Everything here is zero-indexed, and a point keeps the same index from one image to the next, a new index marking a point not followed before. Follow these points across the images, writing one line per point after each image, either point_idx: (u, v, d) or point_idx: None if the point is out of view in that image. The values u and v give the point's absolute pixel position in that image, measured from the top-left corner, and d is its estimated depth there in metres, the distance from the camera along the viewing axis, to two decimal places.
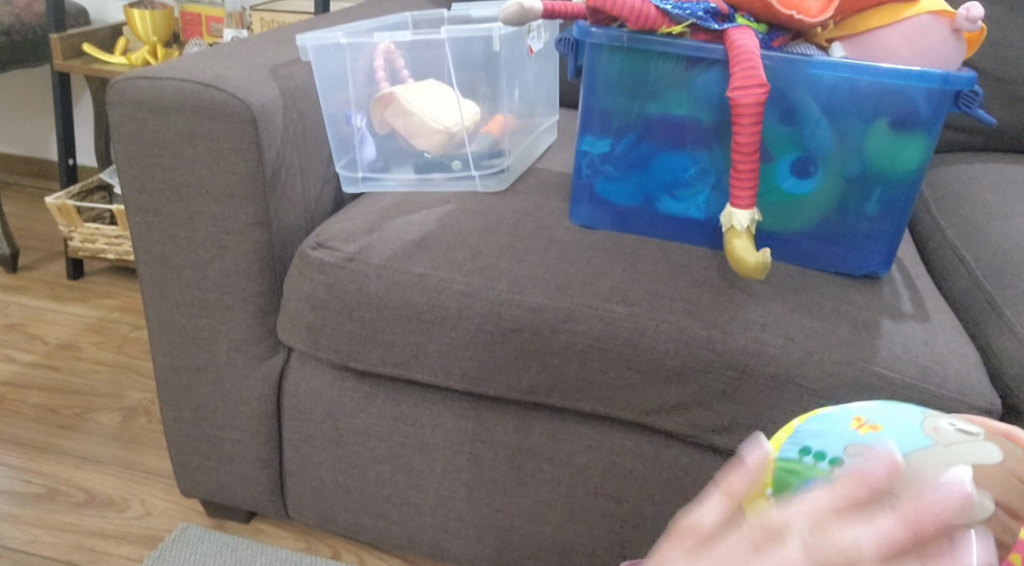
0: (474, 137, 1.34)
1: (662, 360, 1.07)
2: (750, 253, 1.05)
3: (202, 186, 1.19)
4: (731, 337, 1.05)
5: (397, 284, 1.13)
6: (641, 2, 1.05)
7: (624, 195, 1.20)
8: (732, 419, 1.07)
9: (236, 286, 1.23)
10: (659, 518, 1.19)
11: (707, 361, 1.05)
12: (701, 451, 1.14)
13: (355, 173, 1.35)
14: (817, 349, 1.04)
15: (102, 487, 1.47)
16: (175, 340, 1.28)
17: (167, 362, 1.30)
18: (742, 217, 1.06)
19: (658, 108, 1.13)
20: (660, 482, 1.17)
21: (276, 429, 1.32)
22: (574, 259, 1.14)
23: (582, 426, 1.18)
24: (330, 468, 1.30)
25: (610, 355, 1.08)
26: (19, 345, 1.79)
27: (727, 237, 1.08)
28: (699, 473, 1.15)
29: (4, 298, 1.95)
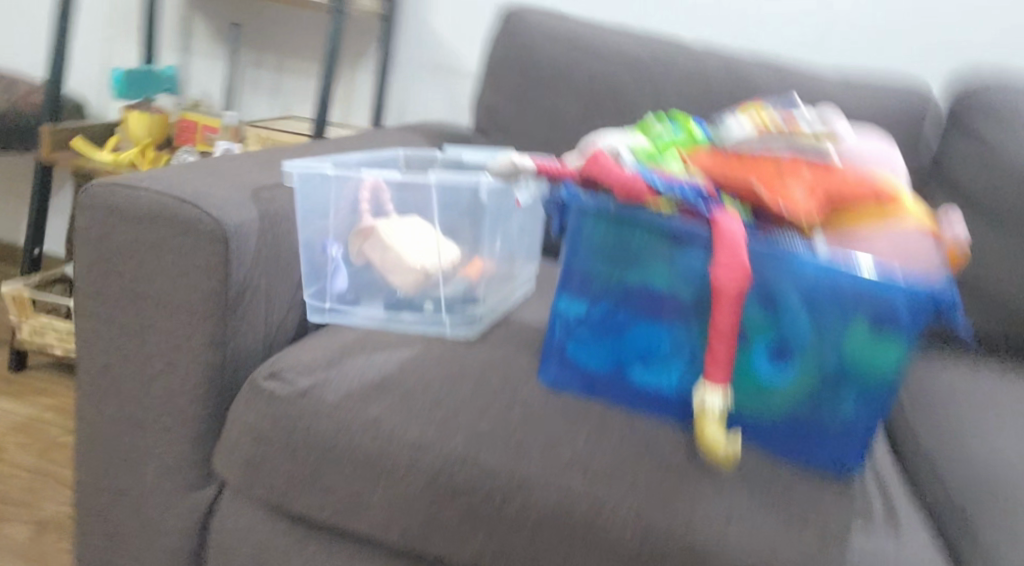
0: (450, 279, 1.30)
1: (619, 543, 1.01)
2: (721, 438, 1.02)
3: (161, 300, 1.15)
4: (692, 523, 1.01)
5: (348, 426, 1.07)
6: (632, 175, 1.07)
7: (597, 361, 1.15)
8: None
9: (178, 407, 1.16)
10: None
11: (664, 550, 1.00)
12: None
13: (323, 303, 1.31)
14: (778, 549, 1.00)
15: None
16: (104, 455, 1.21)
17: (94, 479, 1.23)
18: (716, 398, 1.03)
19: (638, 278, 1.11)
20: None
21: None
22: (537, 422, 1.08)
23: None
24: None
25: (564, 532, 1.03)
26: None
27: (699, 418, 1.04)
28: None
29: None
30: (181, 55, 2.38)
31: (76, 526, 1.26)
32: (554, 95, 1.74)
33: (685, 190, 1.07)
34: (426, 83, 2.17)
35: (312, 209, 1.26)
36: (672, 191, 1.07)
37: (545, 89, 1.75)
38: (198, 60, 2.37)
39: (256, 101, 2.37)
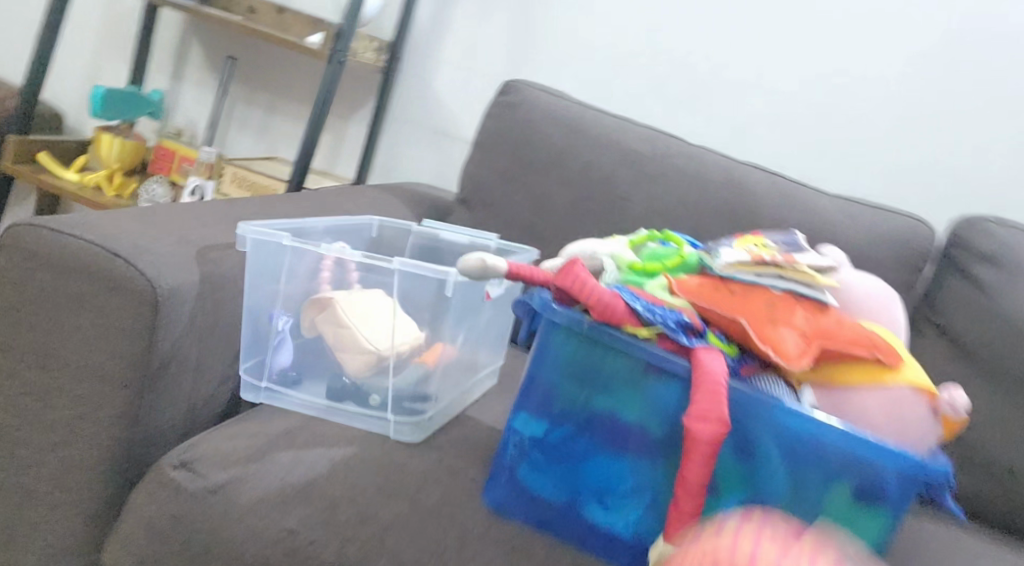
0: (402, 368, 1.18)
1: None
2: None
3: (72, 364, 1.06)
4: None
5: (257, 529, 0.97)
6: (613, 296, 0.97)
7: (551, 488, 1.03)
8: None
9: (75, 482, 1.07)
10: None
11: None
12: None
13: (259, 380, 1.19)
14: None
15: None
16: None
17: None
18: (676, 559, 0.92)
19: (606, 404, 1.01)
20: None
21: None
22: (474, 551, 0.97)
23: None
24: None
25: None
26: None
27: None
28: None
29: None
30: (170, 82, 2.29)
31: None
32: (546, 180, 1.66)
33: (670, 319, 0.98)
34: (419, 144, 2.08)
35: (263, 274, 1.16)
36: (655, 319, 0.98)
37: (538, 171, 1.66)
38: (186, 89, 2.28)
39: (240, 138, 2.28)
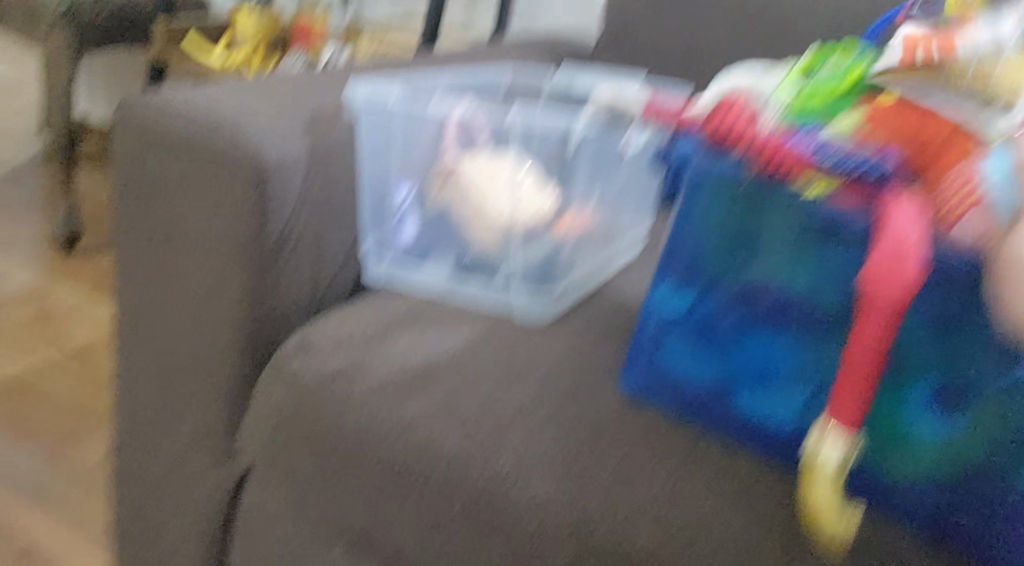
0: (533, 240, 1.07)
1: None
2: (825, 512, 0.78)
3: (191, 247, 1.01)
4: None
5: (375, 421, 0.91)
6: (778, 140, 0.83)
7: (700, 375, 0.92)
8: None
9: (209, 367, 1.04)
10: None
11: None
12: None
13: (383, 257, 1.12)
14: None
15: (54, 540, 1.40)
16: (139, 405, 1.12)
17: (132, 436, 1.14)
18: (833, 454, 0.78)
19: (762, 275, 0.86)
20: None
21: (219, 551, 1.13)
22: (607, 444, 0.88)
23: None
24: None
25: None
26: (49, 366, 1.77)
27: (807, 475, 0.80)
28: None
29: (56, 297, 1.98)
30: None
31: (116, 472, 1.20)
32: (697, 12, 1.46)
33: (864, 167, 0.80)
34: None
35: (379, 141, 1.07)
36: (837, 165, 0.80)
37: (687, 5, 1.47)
38: None
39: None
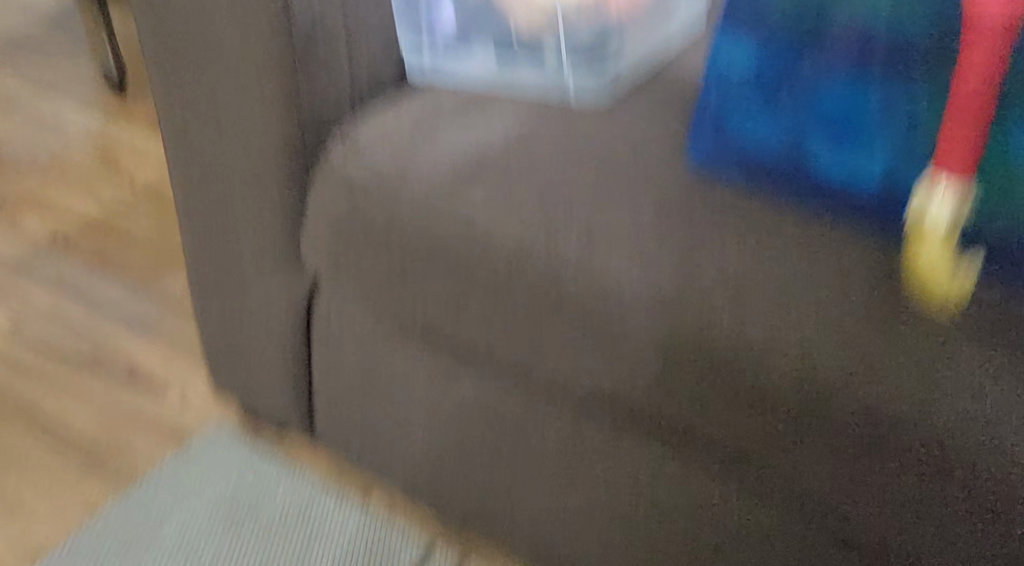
0: (579, 21, 0.99)
1: (743, 372, 0.78)
2: (940, 272, 0.77)
3: (224, 58, 0.96)
4: (874, 386, 0.74)
5: (432, 215, 0.88)
6: None
7: (768, 135, 0.86)
8: (845, 490, 0.78)
9: (262, 182, 1.02)
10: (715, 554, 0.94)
11: (826, 406, 0.75)
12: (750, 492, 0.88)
13: (422, 55, 1.05)
14: (977, 410, 0.72)
15: (150, 362, 1.45)
16: (204, 226, 1.13)
17: (201, 252, 1.16)
18: (943, 206, 0.77)
19: (846, 11, 0.81)
20: (700, 516, 0.93)
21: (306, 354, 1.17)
22: (674, 221, 0.84)
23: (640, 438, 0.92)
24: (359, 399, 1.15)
25: (687, 366, 0.80)
26: (124, 200, 1.80)
27: (916, 238, 0.78)
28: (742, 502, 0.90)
29: (116, 135, 1.97)
30: None
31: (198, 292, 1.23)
32: None
33: None
34: None
35: None
36: None
37: None
38: None
39: None
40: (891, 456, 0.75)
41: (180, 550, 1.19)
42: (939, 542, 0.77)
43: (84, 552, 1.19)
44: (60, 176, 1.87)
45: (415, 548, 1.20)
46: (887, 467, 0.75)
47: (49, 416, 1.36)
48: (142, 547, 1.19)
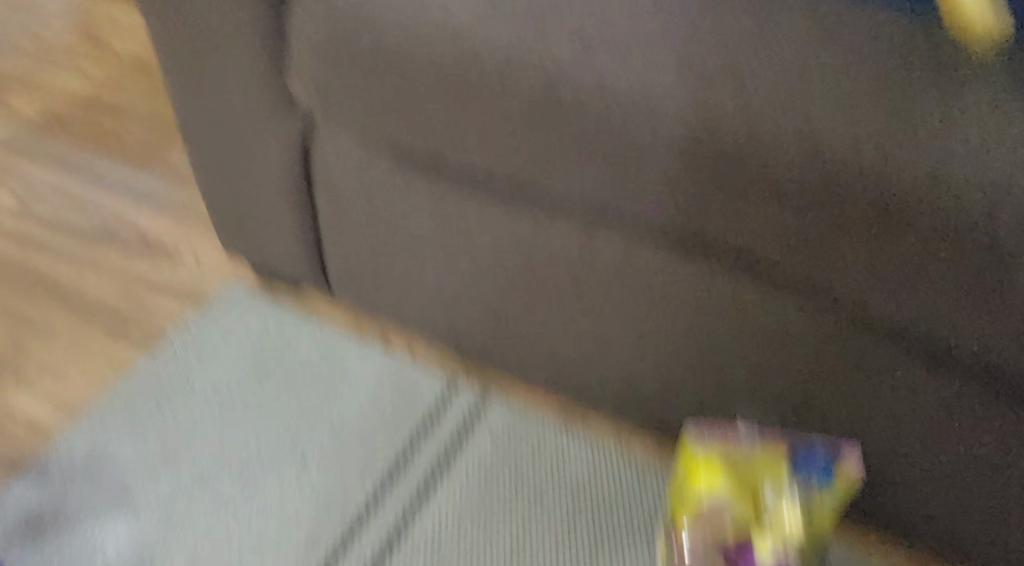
0: None
1: (739, 140, 0.73)
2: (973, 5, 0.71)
3: None
4: (872, 133, 0.70)
5: (414, 25, 0.84)
6: None
7: None
8: (851, 256, 0.74)
9: (239, 18, 0.98)
10: (738, 358, 0.91)
11: (821, 163, 0.71)
12: (768, 285, 0.84)
13: None
14: (982, 146, 0.68)
15: (158, 231, 1.43)
16: (187, 77, 1.09)
17: (188, 105, 1.13)
18: None
19: None
20: (715, 321, 0.89)
21: (310, 202, 1.15)
22: (669, 12, 0.79)
23: (657, 248, 0.88)
24: (368, 241, 1.13)
25: (685, 145, 0.75)
26: (112, 77, 1.75)
27: None
28: (759, 299, 0.85)
29: (96, 12, 1.90)
30: None
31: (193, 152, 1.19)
32: None
33: None
34: None
35: None
36: None
37: None
38: None
39: None
40: (899, 230, 0.71)
41: (215, 398, 1.16)
42: (960, 317, 0.73)
43: (121, 404, 1.15)
44: (46, 57, 1.81)
45: (441, 382, 1.16)
46: (892, 224, 0.71)
47: (63, 288, 1.34)
48: (176, 398, 1.16)
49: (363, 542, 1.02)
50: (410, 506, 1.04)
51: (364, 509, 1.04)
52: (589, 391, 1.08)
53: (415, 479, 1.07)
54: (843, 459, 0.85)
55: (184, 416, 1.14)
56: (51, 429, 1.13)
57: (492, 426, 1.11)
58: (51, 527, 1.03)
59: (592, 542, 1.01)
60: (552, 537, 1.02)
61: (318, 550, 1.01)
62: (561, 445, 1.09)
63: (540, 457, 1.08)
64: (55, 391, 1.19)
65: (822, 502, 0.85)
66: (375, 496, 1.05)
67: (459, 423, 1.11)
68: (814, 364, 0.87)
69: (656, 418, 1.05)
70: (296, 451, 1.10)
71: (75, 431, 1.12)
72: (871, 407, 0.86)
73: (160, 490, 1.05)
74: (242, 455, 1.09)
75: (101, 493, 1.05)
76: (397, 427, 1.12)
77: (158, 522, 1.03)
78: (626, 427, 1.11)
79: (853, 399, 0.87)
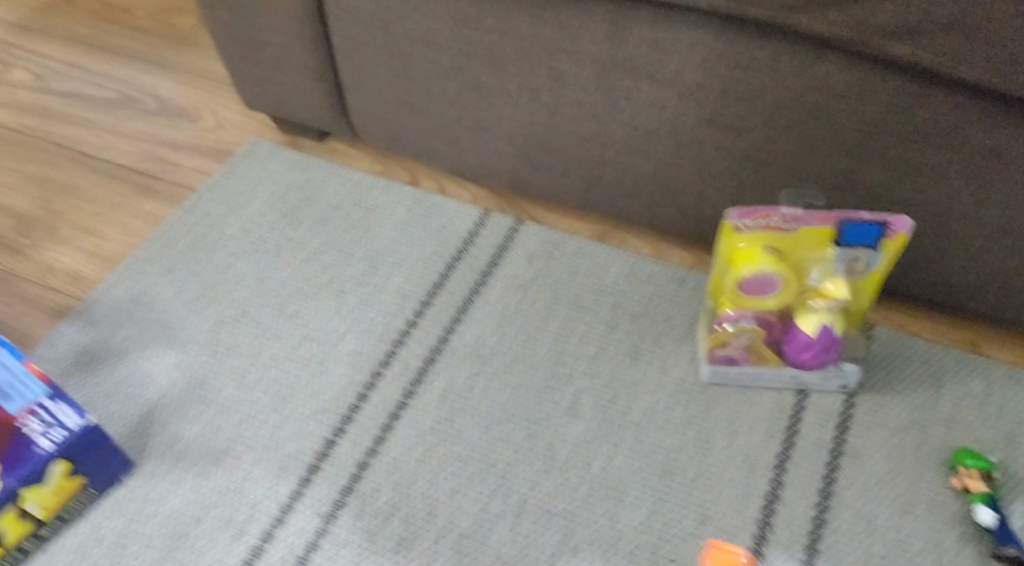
0: None
1: None
2: None
3: None
4: None
5: None
6: None
7: None
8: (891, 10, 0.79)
9: None
10: (780, 140, 0.92)
11: None
12: (809, 53, 0.85)
13: None
14: None
15: (174, 95, 1.41)
16: None
17: None
18: None
19: None
20: (753, 105, 0.91)
21: (325, 47, 1.11)
22: None
23: (696, 34, 0.88)
24: (390, 82, 1.10)
25: None
26: None
27: None
28: (799, 73, 0.87)
29: None
30: None
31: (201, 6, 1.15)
32: None
33: None
34: None
35: None
36: None
37: None
38: None
39: None
40: None
41: (250, 239, 1.17)
42: (1007, 38, 0.77)
43: (154, 254, 1.16)
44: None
45: (473, 209, 1.17)
46: None
47: (85, 152, 1.32)
48: (209, 243, 1.17)
49: (413, 346, 1.03)
50: (456, 314, 1.06)
51: (409, 318, 1.06)
52: (622, 206, 1.08)
53: (456, 292, 1.08)
54: (887, 225, 0.84)
55: (219, 259, 1.15)
56: (93, 277, 1.14)
57: (527, 245, 1.12)
58: (100, 361, 1.05)
59: (636, 337, 1.02)
60: (597, 336, 1.02)
61: (369, 355, 1.03)
62: (596, 257, 1.09)
63: (579, 268, 1.09)
64: (91, 243, 1.19)
65: (867, 269, 0.88)
66: (418, 308, 1.07)
67: (495, 245, 1.12)
68: (859, 135, 0.88)
69: (689, 226, 1.06)
70: (337, 277, 1.12)
71: (113, 278, 1.13)
72: (914, 171, 0.89)
73: (206, 322, 1.08)
74: (282, 287, 1.11)
75: (147, 329, 1.07)
76: (433, 250, 1.13)
77: (207, 348, 1.05)
78: (661, 242, 1.11)
79: (899, 169, 0.89)
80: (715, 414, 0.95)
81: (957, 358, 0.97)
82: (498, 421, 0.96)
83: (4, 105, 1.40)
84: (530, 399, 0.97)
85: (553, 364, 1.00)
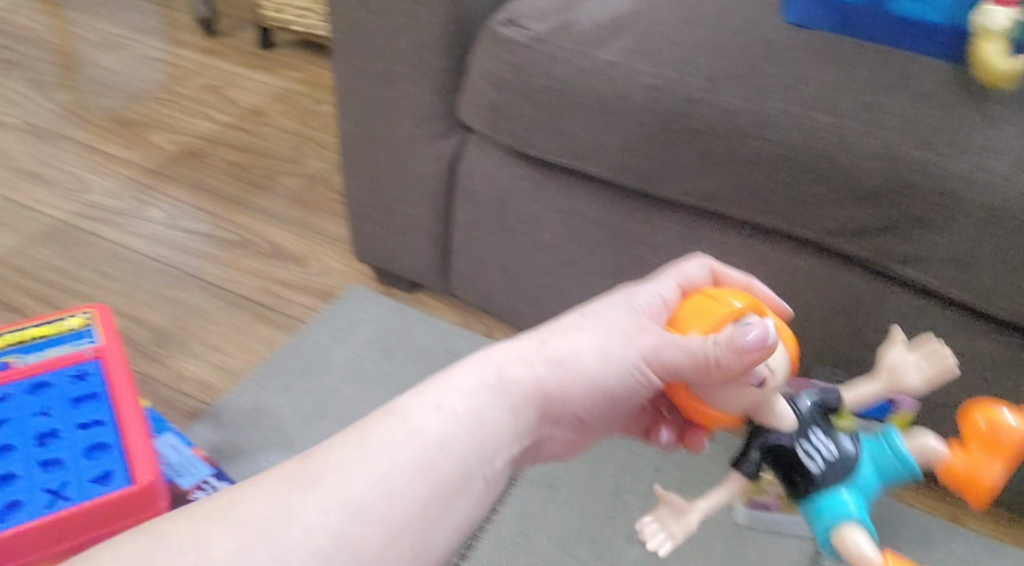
0: None
1: (831, 171, 1.02)
2: (998, 57, 1.03)
3: None
4: (930, 159, 0.99)
5: (589, 76, 1.11)
6: None
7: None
8: (908, 247, 1.03)
9: (422, 61, 1.21)
10: (811, 334, 1.17)
11: (890, 186, 1.01)
12: (840, 265, 1.11)
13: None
14: (999, 170, 0.98)
15: (286, 243, 1.65)
16: (359, 110, 1.29)
17: (349, 134, 1.33)
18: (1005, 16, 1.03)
19: None
20: (794, 302, 1.15)
21: (443, 219, 1.35)
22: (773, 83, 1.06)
23: (754, 242, 1.14)
24: (493, 253, 1.33)
25: (800, 168, 1.03)
26: (234, 121, 1.98)
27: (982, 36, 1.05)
28: (831, 285, 1.12)
29: (214, 64, 2.19)
30: None
31: (344, 175, 1.39)
32: None
33: None
34: None
35: None
36: None
37: None
38: None
39: None
40: (956, 213, 0.99)
41: (352, 367, 1.39)
42: (990, 278, 1.01)
43: (273, 372, 1.38)
44: (169, 101, 2.04)
45: None
46: (941, 224, 1.00)
47: (213, 283, 1.56)
48: (318, 367, 1.38)
49: None
50: None
51: None
52: None
53: None
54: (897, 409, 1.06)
55: (327, 381, 1.36)
56: (223, 387, 1.36)
57: None
58: (231, 458, 1.25)
59: (681, 481, 1.22)
60: (648, 477, 1.22)
61: None
62: None
63: None
64: (218, 358, 1.41)
65: None
66: None
67: None
68: (875, 333, 1.12)
69: None
70: None
71: (240, 389, 1.35)
72: None
73: (317, 434, 1.28)
74: None
75: (268, 435, 1.28)
76: None
77: None
78: None
79: None
80: (748, 552, 1.14)
81: (945, 525, 1.19)
82: (567, 539, 1.15)
83: (143, 237, 1.65)
84: (595, 523, 1.17)
85: (612, 496, 1.20)
